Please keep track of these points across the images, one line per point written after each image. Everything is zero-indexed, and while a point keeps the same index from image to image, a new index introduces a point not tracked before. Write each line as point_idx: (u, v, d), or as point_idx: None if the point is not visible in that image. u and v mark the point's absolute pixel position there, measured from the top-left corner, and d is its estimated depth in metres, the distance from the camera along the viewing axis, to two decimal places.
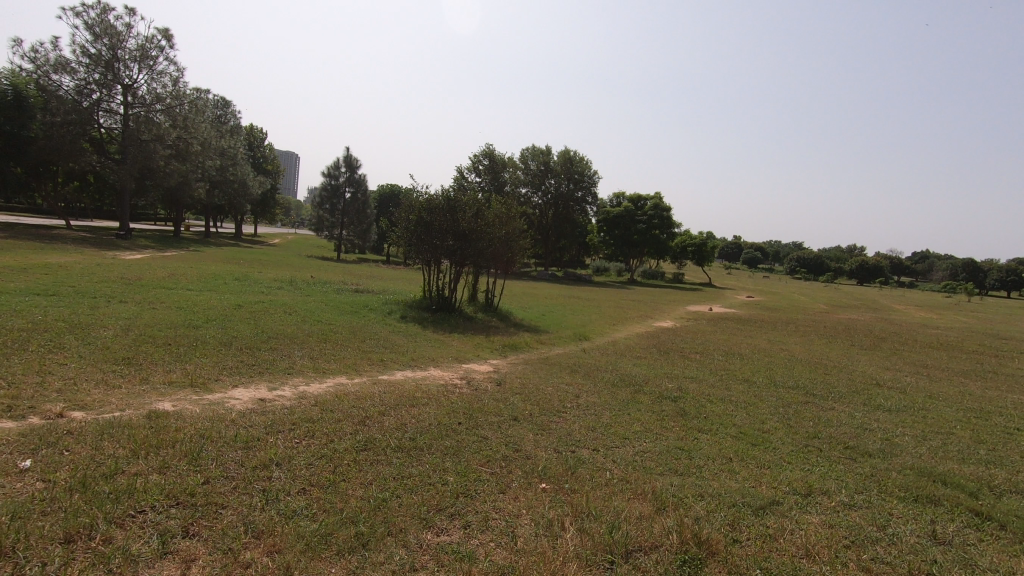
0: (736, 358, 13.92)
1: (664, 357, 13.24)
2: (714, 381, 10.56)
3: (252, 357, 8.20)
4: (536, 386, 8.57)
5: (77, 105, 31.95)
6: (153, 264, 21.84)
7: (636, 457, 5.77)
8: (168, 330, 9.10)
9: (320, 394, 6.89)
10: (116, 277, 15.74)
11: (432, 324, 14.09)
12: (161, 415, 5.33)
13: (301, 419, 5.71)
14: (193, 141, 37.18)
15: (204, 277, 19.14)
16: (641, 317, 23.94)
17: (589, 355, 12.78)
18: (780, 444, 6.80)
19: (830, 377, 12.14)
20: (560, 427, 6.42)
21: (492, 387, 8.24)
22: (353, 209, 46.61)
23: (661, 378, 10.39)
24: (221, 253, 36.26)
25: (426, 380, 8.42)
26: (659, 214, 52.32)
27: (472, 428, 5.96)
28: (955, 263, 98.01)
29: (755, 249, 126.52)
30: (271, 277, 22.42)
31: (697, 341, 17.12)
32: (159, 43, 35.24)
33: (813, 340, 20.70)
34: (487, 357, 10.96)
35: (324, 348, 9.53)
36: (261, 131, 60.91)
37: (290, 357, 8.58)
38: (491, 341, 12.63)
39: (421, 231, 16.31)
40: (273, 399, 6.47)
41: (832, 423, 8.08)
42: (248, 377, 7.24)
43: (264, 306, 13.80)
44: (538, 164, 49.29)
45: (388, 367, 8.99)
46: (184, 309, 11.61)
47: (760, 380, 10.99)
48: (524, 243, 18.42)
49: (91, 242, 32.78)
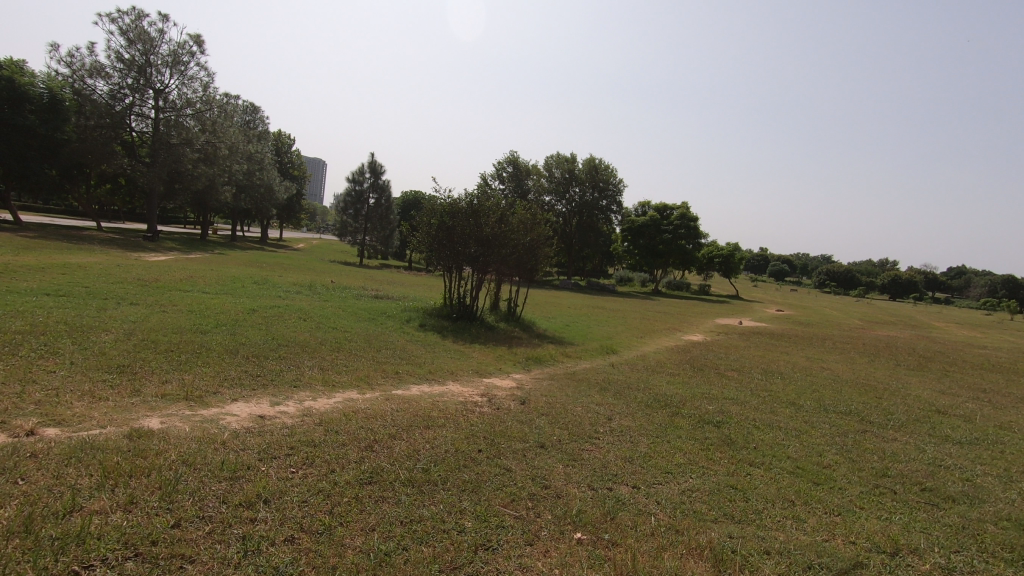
0: (775, 377, 12.97)
1: (699, 374, 12.34)
2: (757, 404, 9.63)
3: (259, 367, 7.60)
4: (564, 405, 7.81)
5: (110, 109, 32.45)
6: (174, 266, 21.70)
7: (683, 497, 4.97)
8: (174, 335, 8.59)
9: (328, 411, 6.24)
10: (132, 278, 15.44)
11: (453, 333, 13.41)
12: (142, 434, 4.71)
13: (303, 442, 5.08)
14: (221, 146, 37.40)
15: (223, 280, 18.85)
16: (670, 330, 22.91)
17: (618, 370, 11.95)
18: (848, 485, 5.90)
19: (884, 402, 11.12)
20: (593, 457, 5.66)
21: (516, 406, 7.50)
22: (377, 215, 46.52)
23: (699, 399, 9.54)
24: (245, 256, 36.26)
25: (444, 396, 7.70)
26: (686, 224, 51.11)
27: (493, 457, 5.23)
28: (995, 278, 94.24)
29: (783, 262, 123.87)
30: (290, 282, 22.07)
31: (731, 357, 16.14)
32: (191, 48, 35.66)
33: (855, 359, 19.49)
34: (510, 371, 10.22)
35: (336, 358, 8.91)
36: (288, 138, 61.64)
37: (297, 367, 7.95)
38: (514, 353, 11.88)
39: (442, 237, 15.68)
40: (274, 416, 5.82)
41: (901, 458, 7.13)
42: (252, 390, 6.63)
43: (279, 311, 13.30)
44: (562, 172, 48.48)
45: (403, 380, 8.30)
46: (196, 313, 11.14)
47: (807, 404, 10.03)
48: (549, 250, 17.70)
49: (119, 243, 33.08)
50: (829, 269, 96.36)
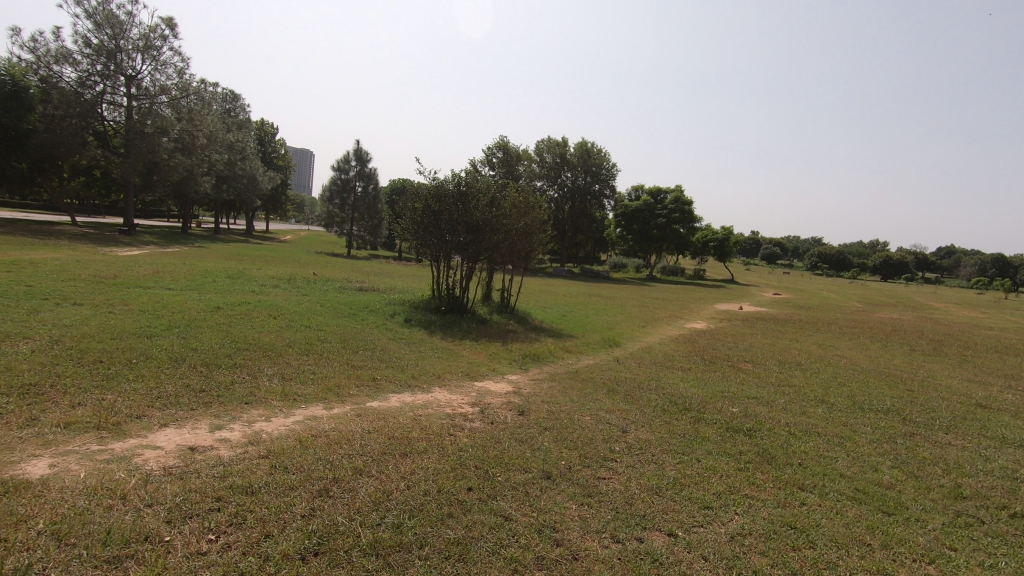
0: (795, 370, 11.86)
1: (712, 369, 11.22)
2: (784, 404, 8.52)
3: (206, 380, 6.32)
4: (570, 416, 6.63)
5: (79, 97, 30.60)
6: (143, 261, 20.25)
7: (735, 548, 3.83)
8: (110, 342, 7.30)
9: (284, 437, 5.01)
10: (88, 274, 14.09)
11: (441, 329, 12.20)
12: (8, 489, 3.46)
13: (236, 488, 3.83)
14: (199, 134, 35.64)
15: (193, 275, 17.41)
16: (672, 318, 21.78)
17: (625, 366, 10.83)
18: (926, 514, 4.78)
19: (917, 395, 10.09)
20: (616, 491, 4.51)
21: (514, 419, 6.29)
22: (363, 204, 44.99)
23: (721, 399, 8.39)
24: (226, 249, 34.79)
25: (429, 410, 6.48)
26: (680, 207, 49.95)
27: (487, 499, 4.06)
28: (985, 257, 94.26)
29: (775, 246, 123.20)
30: (269, 275, 20.67)
31: (740, 347, 15.07)
32: (163, 32, 33.76)
33: (867, 345, 18.46)
34: (505, 372, 9.04)
35: (303, 364, 7.67)
36: (272, 126, 59.61)
37: (252, 377, 6.70)
38: (508, 351, 10.69)
39: (428, 222, 14.42)
40: (210, 448, 4.59)
41: (968, 470, 6.07)
42: (190, 411, 5.39)
43: (248, 308, 12.00)
44: (553, 156, 47.08)
45: (380, 390, 7.06)
46: (148, 313, 9.84)
47: (840, 402, 8.92)
48: (544, 235, 16.45)
49: (91, 238, 31.46)
50: (822, 251, 95.71)
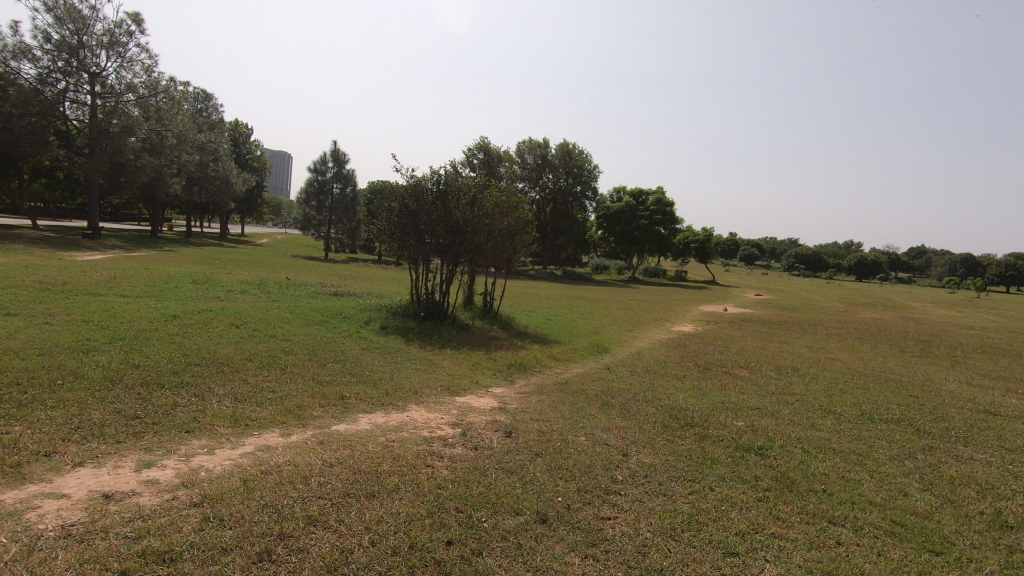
0: (793, 375, 11.32)
1: (707, 376, 10.63)
2: (790, 415, 7.93)
3: (142, 404, 5.42)
4: (564, 437, 5.89)
5: (39, 95, 28.98)
6: (102, 265, 18.95)
7: None
8: (35, 359, 6.36)
9: (225, 476, 4.17)
10: (34, 281, 12.96)
11: (419, 337, 11.40)
12: None
13: (149, 556, 3.01)
14: (168, 134, 34.18)
15: (153, 280, 16.28)
16: (658, 321, 21.23)
17: (616, 374, 10.15)
18: (978, 553, 4.15)
19: (922, 402, 9.61)
20: (624, 536, 3.79)
21: (501, 443, 5.52)
22: (341, 206, 43.82)
23: (723, 412, 7.75)
24: (196, 253, 33.46)
25: (403, 434, 5.66)
26: (662, 209, 49.71)
27: (470, 557, 3.31)
28: (955, 257, 96.35)
29: (753, 247, 124.41)
30: (238, 280, 19.57)
31: (731, 351, 14.54)
32: (130, 28, 32.33)
33: (858, 347, 18.05)
34: (488, 385, 8.28)
35: (262, 380, 6.81)
36: (246, 127, 58.04)
37: (198, 399, 5.81)
38: (492, 360, 9.91)
39: (405, 223, 13.60)
40: (130, 496, 3.75)
41: (1004, 492, 5.47)
42: (113, 445, 4.50)
43: (209, 316, 11.04)
44: (535, 157, 46.50)
45: (349, 410, 6.24)
46: (92, 323, 8.85)
47: (847, 412, 8.35)
48: (527, 237, 15.73)
49: (50, 242, 29.87)
50: (799, 252, 96.82)
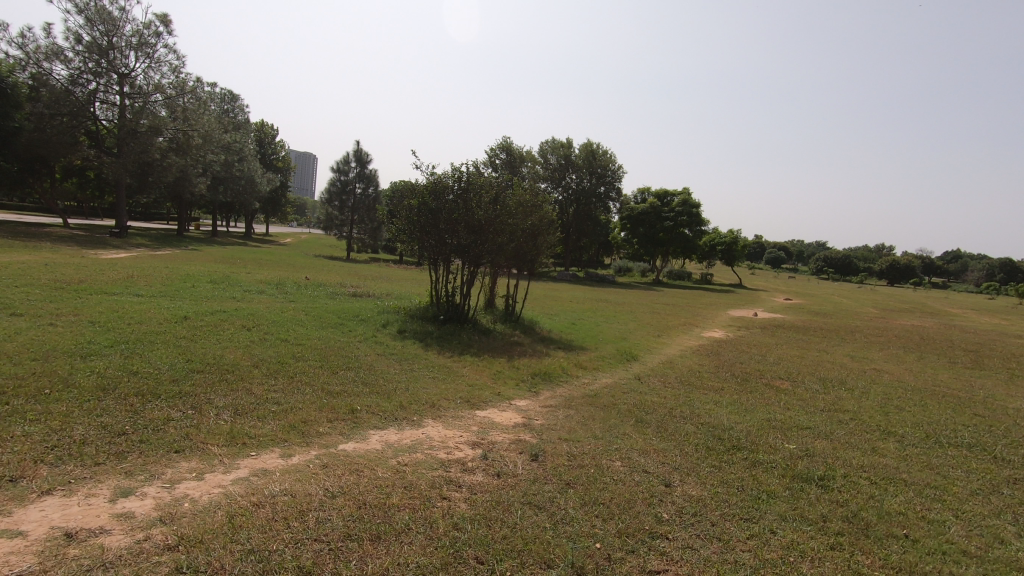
0: (841, 390, 10.41)
1: (746, 389, 9.83)
2: (847, 438, 7.12)
3: (131, 419, 4.92)
4: (598, 462, 5.21)
5: (70, 96, 29.27)
6: (123, 264, 18.84)
7: None
8: (27, 365, 5.93)
9: (209, 510, 3.61)
10: (50, 279, 12.76)
11: (438, 341, 10.83)
12: None
13: None
14: (194, 133, 34.32)
15: (171, 279, 16.04)
16: (687, 327, 20.33)
17: (648, 386, 9.43)
18: None
19: (992, 423, 8.63)
20: None
21: (526, 469, 4.88)
22: (363, 206, 43.66)
23: (771, 432, 7.00)
24: (220, 252, 33.53)
25: (417, 456, 5.06)
26: (688, 210, 48.49)
27: None
28: (994, 261, 92.71)
29: (780, 250, 121.91)
30: (258, 280, 19.29)
31: (768, 360, 13.61)
32: (158, 29, 32.53)
33: (903, 357, 16.94)
34: (512, 397, 7.65)
35: (267, 391, 6.27)
36: (272, 127, 58.48)
37: (194, 413, 5.31)
38: (515, 369, 9.26)
39: (425, 222, 13.06)
40: (96, 535, 3.21)
41: None
42: (90, 468, 3.98)
43: (222, 317, 10.61)
44: (557, 157, 45.76)
45: (359, 426, 5.67)
46: (98, 325, 8.46)
47: (909, 434, 7.50)
48: (552, 237, 15.06)
49: (77, 240, 30.16)
50: (827, 255, 94.01)
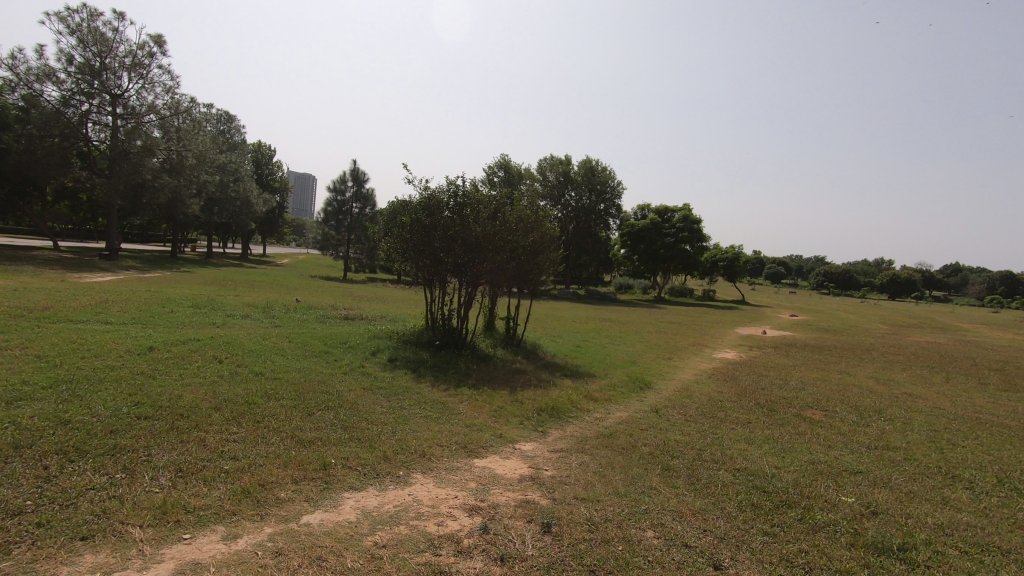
0: (880, 421, 9.34)
1: (776, 421, 8.81)
2: (909, 485, 6.08)
3: (37, 490, 3.91)
4: (626, 535, 4.17)
5: (61, 117, 28.53)
6: (102, 288, 17.82)
7: None
8: None
9: None
10: (12, 306, 11.76)
11: (433, 371, 9.82)
12: None
13: None
14: (188, 154, 33.61)
15: (149, 304, 15.02)
16: (696, 347, 19.27)
17: (669, 420, 8.37)
18: None
19: None
20: None
21: (538, 549, 3.86)
22: (359, 226, 42.80)
23: (821, 481, 5.96)
24: (211, 274, 32.54)
25: (400, 529, 4.04)
26: (688, 226, 47.71)
27: None
28: (995, 275, 92.00)
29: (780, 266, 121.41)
30: (244, 303, 18.24)
31: (791, 385, 12.56)
32: (152, 50, 31.99)
33: (929, 378, 15.88)
34: (517, 440, 6.62)
35: (222, 443, 5.22)
36: (269, 148, 58.01)
37: (124, 476, 4.29)
38: (518, 404, 8.23)
39: (418, 239, 12.10)
40: None
41: None
42: None
43: (193, 347, 9.58)
44: (556, 175, 45.17)
45: (331, 487, 4.64)
46: (44, 361, 7.43)
47: (979, 478, 6.47)
48: (554, 255, 14.16)
49: (63, 263, 29.23)
50: (827, 270, 93.25)
